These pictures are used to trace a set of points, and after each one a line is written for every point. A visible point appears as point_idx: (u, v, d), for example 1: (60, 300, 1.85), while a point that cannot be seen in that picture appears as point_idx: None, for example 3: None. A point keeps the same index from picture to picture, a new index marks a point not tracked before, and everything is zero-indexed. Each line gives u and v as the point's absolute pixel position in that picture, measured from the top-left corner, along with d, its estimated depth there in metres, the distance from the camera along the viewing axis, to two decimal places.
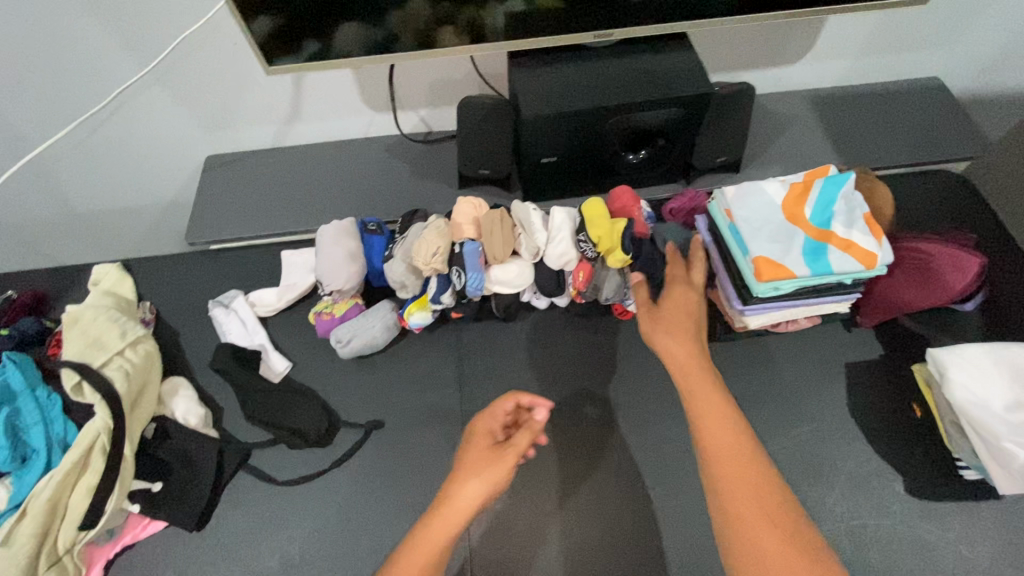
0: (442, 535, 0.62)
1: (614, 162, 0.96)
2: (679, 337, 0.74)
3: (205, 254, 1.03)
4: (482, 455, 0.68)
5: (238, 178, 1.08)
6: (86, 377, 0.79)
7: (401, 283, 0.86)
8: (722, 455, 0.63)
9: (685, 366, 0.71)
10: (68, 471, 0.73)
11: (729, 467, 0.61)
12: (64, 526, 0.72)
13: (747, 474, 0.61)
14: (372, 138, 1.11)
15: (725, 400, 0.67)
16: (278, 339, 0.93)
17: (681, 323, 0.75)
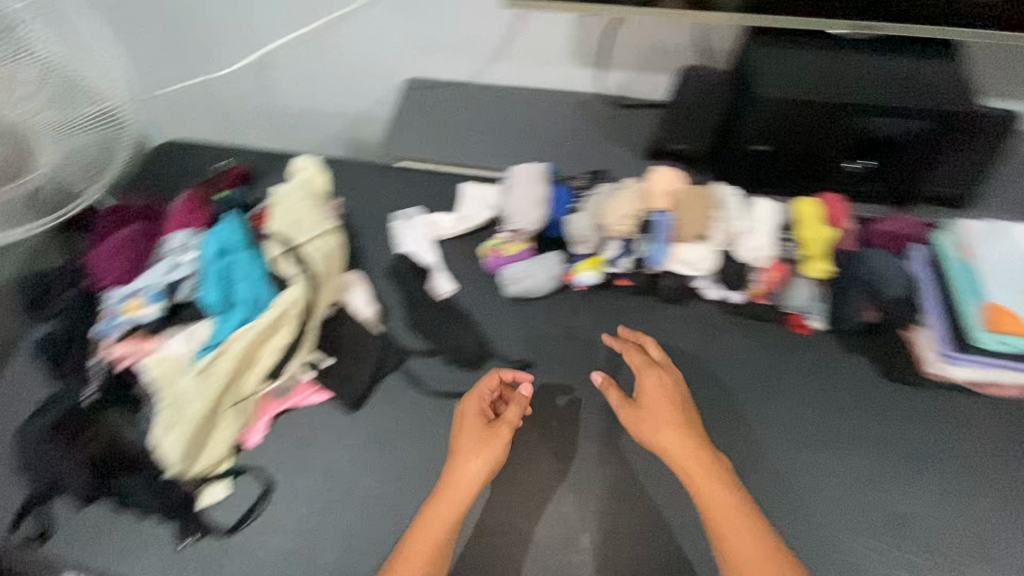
0: (436, 526, 0.69)
1: (829, 168, 0.89)
2: (666, 415, 0.72)
3: (393, 169, 1.09)
4: (464, 445, 0.73)
5: (435, 105, 1.12)
6: (287, 250, 0.89)
7: (581, 237, 0.85)
8: (703, 491, 0.67)
9: (664, 432, 0.71)
10: (266, 326, 0.81)
11: (719, 512, 0.65)
12: (252, 372, 0.82)
13: (722, 502, 0.66)
14: (566, 90, 1.09)
15: (688, 436, 0.71)
16: (446, 262, 0.97)
17: (662, 401, 0.73)
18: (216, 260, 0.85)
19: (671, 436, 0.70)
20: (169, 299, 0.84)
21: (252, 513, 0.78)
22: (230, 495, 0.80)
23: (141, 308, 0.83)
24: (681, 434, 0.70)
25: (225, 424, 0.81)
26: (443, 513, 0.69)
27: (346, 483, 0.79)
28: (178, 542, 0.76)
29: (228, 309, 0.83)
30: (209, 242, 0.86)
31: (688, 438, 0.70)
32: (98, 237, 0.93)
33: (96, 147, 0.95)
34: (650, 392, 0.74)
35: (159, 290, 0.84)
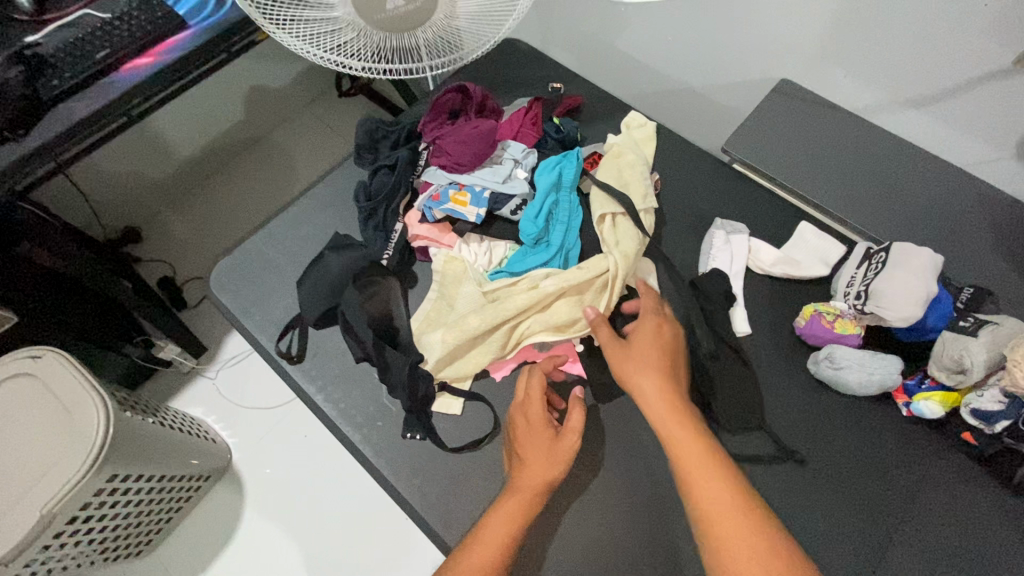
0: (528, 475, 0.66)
1: None
2: (649, 357, 0.67)
3: (724, 169, 0.96)
4: (539, 443, 0.69)
5: (801, 120, 0.95)
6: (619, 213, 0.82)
7: (963, 368, 0.68)
8: (689, 466, 0.59)
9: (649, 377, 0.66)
10: (576, 283, 0.77)
11: (702, 482, 0.57)
12: (537, 318, 0.78)
13: (704, 467, 0.59)
14: (969, 174, 0.89)
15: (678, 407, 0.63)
16: (748, 298, 0.85)
17: (658, 349, 0.68)
18: (549, 192, 0.81)
19: (654, 385, 0.65)
20: (489, 208, 0.81)
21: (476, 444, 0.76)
22: (460, 414, 0.79)
23: (464, 204, 0.80)
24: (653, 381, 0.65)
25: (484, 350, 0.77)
26: (523, 492, 0.65)
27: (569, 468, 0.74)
28: (406, 433, 0.77)
29: (536, 246, 0.80)
30: (544, 171, 0.82)
31: (665, 383, 0.65)
32: (435, 106, 0.90)
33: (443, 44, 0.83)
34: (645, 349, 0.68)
35: (485, 196, 0.81)
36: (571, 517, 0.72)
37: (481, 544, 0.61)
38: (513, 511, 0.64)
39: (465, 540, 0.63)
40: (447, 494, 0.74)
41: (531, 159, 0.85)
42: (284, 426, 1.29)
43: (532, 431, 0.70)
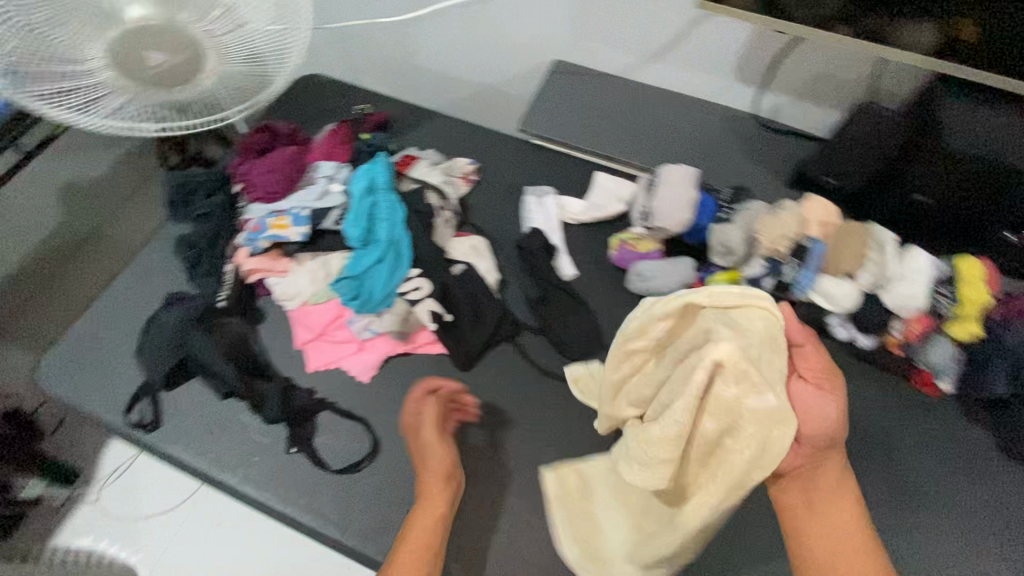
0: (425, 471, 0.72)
1: (985, 228, 0.86)
2: (827, 375, 0.64)
3: (527, 145, 1.08)
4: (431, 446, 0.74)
5: (578, 91, 1.11)
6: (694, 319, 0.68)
7: (730, 249, 0.83)
8: (811, 472, 0.66)
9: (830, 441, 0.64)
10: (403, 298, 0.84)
11: (842, 520, 0.63)
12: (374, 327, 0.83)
13: (842, 502, 0.65)
14: (714, 103, 1.09)
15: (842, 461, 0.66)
16: (570, 246, 0.97)
17: (814, 377, 0.64)
18: (364, 195, 0.86)
19: (834, 412, 0.63)
20: (312, 225, 0.85)
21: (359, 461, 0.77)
22: (337, 424, 0.80)
23: (285, 227, 0.84)
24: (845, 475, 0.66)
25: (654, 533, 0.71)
26: (439, 499, 0.70)
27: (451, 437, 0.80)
28: (290, 449, 0.77)
29: (366, 246, 0.85)
30: (357, 179, 0.87)
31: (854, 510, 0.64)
32: (244, 149, 0.94)
33: (246, 77, 0.76)
34: (810, 410, 0.63)
35: (304, 214, 0.85)
36: (463, 479, 0.77)
37: (410, 541, 0.67)
38: (432, 509, 0.69)
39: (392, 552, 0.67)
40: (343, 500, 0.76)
41: (343, 173, 0.90)
42: (185, 525, 1.12)
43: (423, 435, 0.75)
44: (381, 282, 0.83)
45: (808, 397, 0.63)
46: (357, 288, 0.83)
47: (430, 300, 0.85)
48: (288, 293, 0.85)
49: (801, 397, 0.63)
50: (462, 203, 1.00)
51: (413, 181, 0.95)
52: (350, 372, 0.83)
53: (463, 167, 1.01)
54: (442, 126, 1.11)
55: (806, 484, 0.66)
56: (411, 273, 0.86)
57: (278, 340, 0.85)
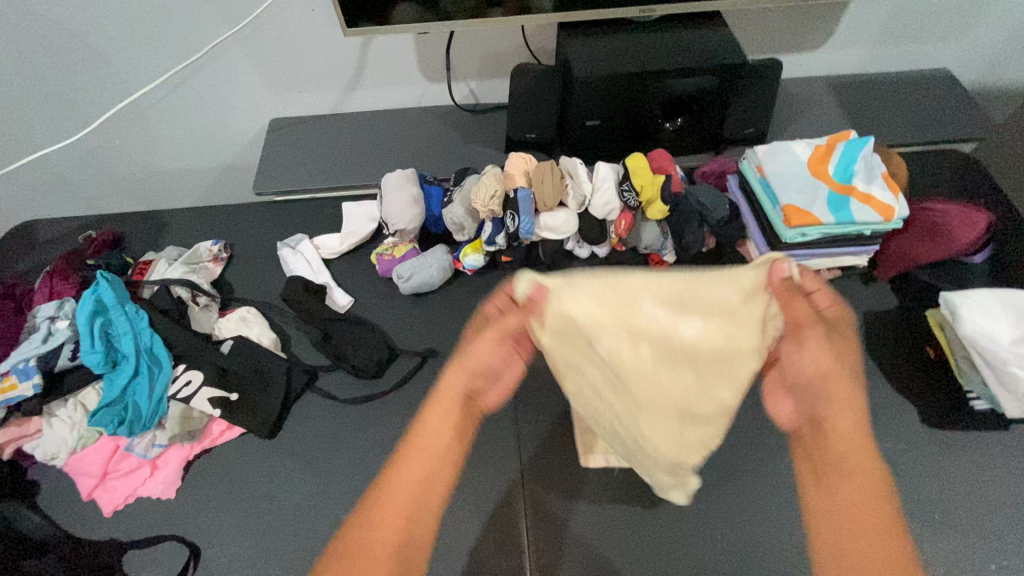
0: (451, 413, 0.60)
1: (653, 128, 1.04)
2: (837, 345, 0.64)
3: (272, 205, 1.11)
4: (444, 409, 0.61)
5: (301, 139, 1.16)
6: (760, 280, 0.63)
7: (459, 224, 0.94)
8: (829, 419, 0.59)
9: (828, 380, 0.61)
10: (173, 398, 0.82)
11: (860, 495, 0.55)
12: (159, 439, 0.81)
13: (855, 446, 0.57)
14: (425, 108, 1.20)
15: (853, 398, 0.60)
16: (340, 278, 1.00)
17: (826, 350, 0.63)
18: (93, 318, 0.83)
19: (821, 357, 0.63)
20: (44, 370, 0.80)
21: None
22: (152, 553, 0.76)
23: (13, 386, 0.78)
24: (859, 408, 0.59)
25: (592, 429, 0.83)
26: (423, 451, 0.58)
27: (280, 504, 0.79)
28: None
29: (116, 367, 0.82)
30: (81, 306, 0.83)
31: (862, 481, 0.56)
32: None
33: None
34: (800, 368, 0.63)
35: (30, 365, 0.79)
36: (303, 537, 0.77)
37: (390, 504, 0.55)
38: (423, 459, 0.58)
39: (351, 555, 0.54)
40: None
41: (68, 307, 0.85)
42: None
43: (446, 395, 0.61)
44: (144, 394, 0.81)
45: (800, 360, 0.63)
46: (120, 411, 0.79)
47: (205, 388, 0.83)
48: (48, 452, 0.79)
49: (796, 354, 0.64)
50: (222, 284, 0.99)
51: (152, 284, 0.92)
52: (152, 495, 0.79)
53: (208, 250, 1.00)
54: (181, 221, 1.09)
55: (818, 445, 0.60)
56: (177, 371, 0.85)
57: (61, 503, 0.79)
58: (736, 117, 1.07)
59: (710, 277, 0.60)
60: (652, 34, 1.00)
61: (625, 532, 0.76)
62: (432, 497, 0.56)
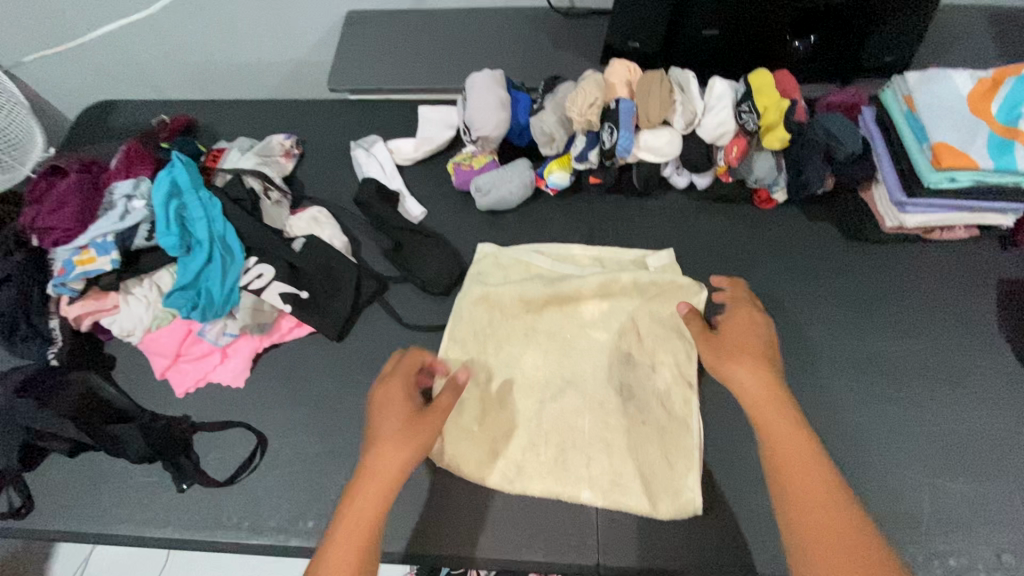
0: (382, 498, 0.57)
1: (777, 48, 0.91)
2: (744, 351, 0.65)
3: (345, 104, 1.05)
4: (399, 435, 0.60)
5: (377, 34, 1.08)
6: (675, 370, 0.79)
7: (549, 135, 0.84)
8: (769, 430, 0.59)
9: (746, 390, 0.62)
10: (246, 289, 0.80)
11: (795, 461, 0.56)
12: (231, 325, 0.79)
13: (797, 467, 0.56)
14: (513, 9, 1.09)
15: (783, 400, 0.60)
16: (413, 187, 0.95)
17: (746, 344, 0.66)
18: (168, 199, 0.80)
19: (747, 375, 0.63)
20: (122, 248, 0.78)
21: (250, 463, 0.75)
22: (220, 438, 0.77)
23: (92, 260, 0.77)
24: (779, 411, 0.59)
25: (632, 346, 0.80)
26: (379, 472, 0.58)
27: (344, 407, 0.78)
28: (180, 487, 0.73)
29: (190, 252, 0.80)
30: (157, 186, 0.80)
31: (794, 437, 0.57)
32: (32, 197, 0.85)
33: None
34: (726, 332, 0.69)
35: (109, 240, 0.78)
36: (367, 441, 0.76)
37: (350, 511, 0.56)
38: (376, 488, 0.57)
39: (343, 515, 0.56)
40: (251, 505, 0.72)
41: (143, 188, 0.83)
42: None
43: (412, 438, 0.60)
44: (216, 281, 0.79)
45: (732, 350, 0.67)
46: (194, 296, 0.78)
47: (275, 283, 0.81)
48: (125, 328, 0.79)
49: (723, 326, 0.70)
50: (293, 181, 0.95)
51: (225, 172, 0.89)
52: (222, 381, 0.79)
53: (280, 143, 0.95)
54: (253, 112, 1.04)
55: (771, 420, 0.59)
56: (248, 264, 0.82)
57: (138, 380, 0.80)
58: (880, 39, 0.91)
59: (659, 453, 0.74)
60: None
61: (668, 467, 0.73)
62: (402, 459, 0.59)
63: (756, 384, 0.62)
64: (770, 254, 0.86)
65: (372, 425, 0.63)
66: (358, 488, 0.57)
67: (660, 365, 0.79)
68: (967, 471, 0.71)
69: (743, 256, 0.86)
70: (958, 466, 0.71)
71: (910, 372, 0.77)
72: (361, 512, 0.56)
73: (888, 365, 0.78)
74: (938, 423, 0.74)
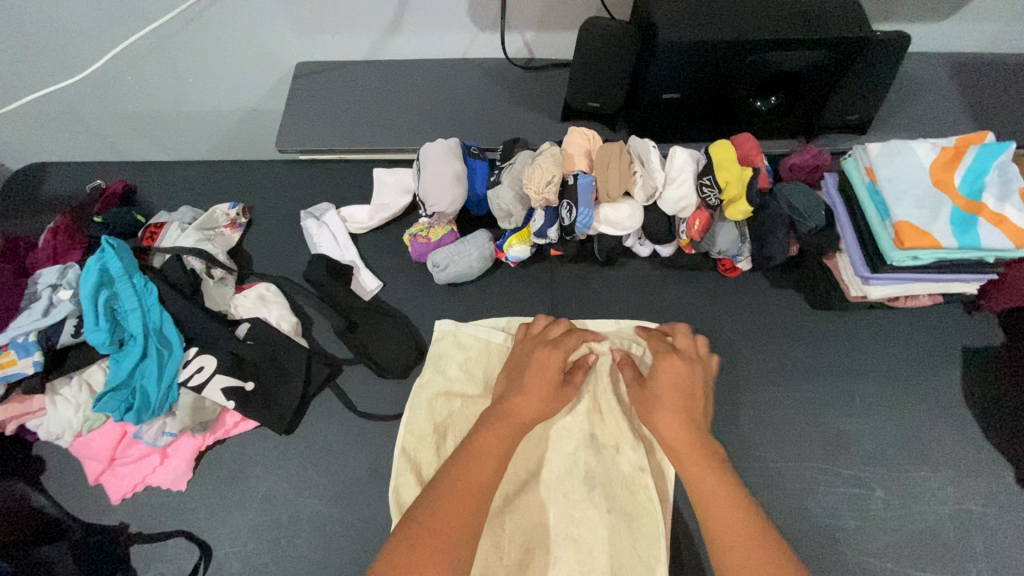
0: (468, 513, 0.60)
1: (739, 108, 0.89)
2: (668, 404, 0.69)
3: (296, 164, 0.99)
4: (541, 382, 0.72)
5: (329, 87, 1.02)
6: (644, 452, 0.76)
7: (507, 211, 0.80)
8: (696, 480, 0.63)
9: (674, 438, 0.67)
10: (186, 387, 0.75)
11: (712, 505, 0.61)
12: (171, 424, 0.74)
13: (725, 513, 0.60)
14: (471, 60, 1.05)
15: (702, 448, 0.65)
16: (368, 257, 0.90)
17: (674, 392, 0.70)
18: (97, 290, 0.74)
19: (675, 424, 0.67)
20: (46, 346, 0.72)
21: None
22: (160, 551, 0.72)
23: (12, 362, 0.71)
24: (676, 424, 0.67)
25: (599, 428, 0.77)
26: (507, 421, 0.69)
27: (294, 509, 0.73)
28: None
29: (122, 346, 0.75)
30: (85, 275, 0.75)
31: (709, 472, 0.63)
32: None
33: None
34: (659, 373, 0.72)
35: (31, 339, 0.72)
36: (318, 547, 0.71)
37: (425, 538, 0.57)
38: (502, 431, 0.68)
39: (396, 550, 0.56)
40: None
41: (71, 275, 0.77)
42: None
43: (548, 390, 0.71)
44: (153, 379, 0.74)
45: (657, 408, 0.69)
46: (127, 396, 0.73)
47: (217, 376, 0.76)
48: (52, 432, 0.73)
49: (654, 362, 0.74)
50: (240, 254, 0.90)
51: (163, 253, 0.83)
52: (161, 484, 0.74)
53: (225, 214, 0.90)
54: (197, 175, 0.99)
55: (693, 474, 0.64)
56: (188, 355, 0.77)
57: (69, 487, 0.75)
58: (841, 100, 0.89)
59: (627, 545, 0.71)
60: None
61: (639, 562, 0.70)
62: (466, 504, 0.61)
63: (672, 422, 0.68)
64: (736, 325, 0.84)
65: (507, 394, 0.71)
66: (432, 522, 0.58)
67: (627, 446, 0.76)
68: (934, 557, 0.70)
69: (710, 328, 0.84)
70: (925, 552, 0.70)
71: (878, 450, 0.76)
72: (476, 460, 0.65)
73: (854, 443, 0.76)
74: (906, 506, 0.73)
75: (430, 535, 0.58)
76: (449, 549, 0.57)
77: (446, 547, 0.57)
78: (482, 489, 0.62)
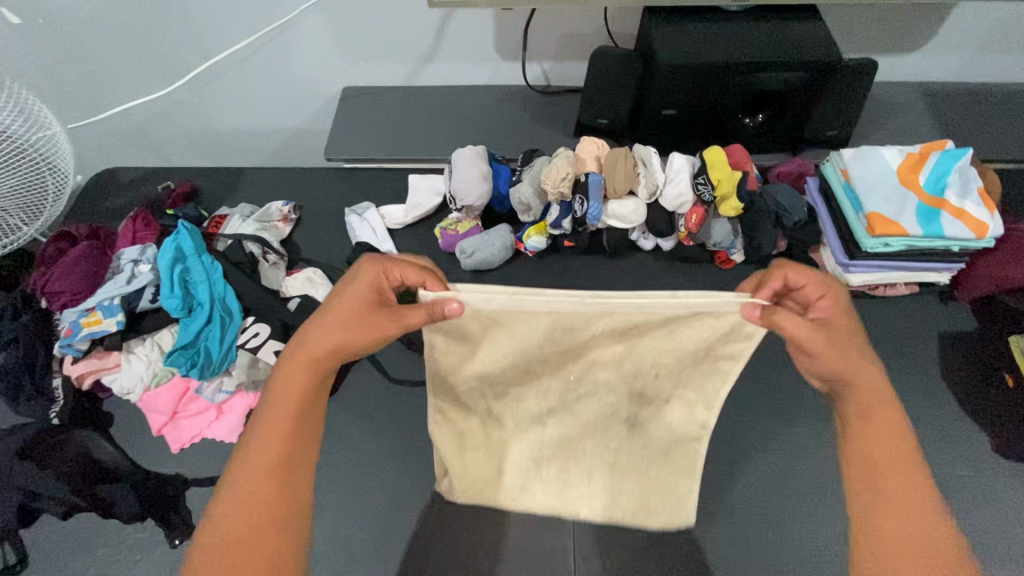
0: (277, 455, 0.60)
1: (730, 122, 1.02)
2: (848, 350, 0.61)
3: (341, 171, 1.13)
4: (342, 314, 0.63)
5: (372, 107, 1.17)
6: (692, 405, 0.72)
7: (526, 204, 0.92)
8: (881, 449, 0.60)
9: (853, 387, 0.62)
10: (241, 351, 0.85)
11: (904, 492, 0.58)
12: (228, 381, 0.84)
13: (911, 509, 0.57)
14: (496, 85, 1.20)
15: (897, 419, 0.61)
16: (402, 248, 1.02)
17: (844, 328, 0.63)
18: (173, 264, 0.86)
19: (873, 382, 0.61)
20: (128, 310, 0.84)
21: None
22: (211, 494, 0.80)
23: (98, 321, 0.82)
24: (874, 388, 0.61)
25: (648, 388, 0.71)
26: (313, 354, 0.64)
27: (333, 459, 0.82)
28: (172, 543, 0.76)
29: (190, 313, 0.86)
30: (162, 252, 0.87)
31: (909, 466, 0.59)
32: (42, 263, 0.91)
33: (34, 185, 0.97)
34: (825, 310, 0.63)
35: (115, 303, 0.83)
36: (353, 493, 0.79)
37: (249, 479, 0.59)
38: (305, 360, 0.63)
39: (233, 496, 0.58)
40: None
41: (149, 253, 0.90)
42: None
43: (359, 320, 0.63)
44: (215, 341, 0.84)
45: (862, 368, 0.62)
46: (193, 354, 0.83)
47: (270, 341, 0.86)
48: (125, 386, 0.83)
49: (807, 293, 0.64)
50: (290, 244, 1.02)
51: (226, 238, 0.95)
52: (215, 436, 0.83)
53: (278, 210, 1.03)
54: (253, 179, 1.13)
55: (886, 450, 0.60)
56: (246, 323, 0.88)
57: (134, 437, 0.84)
58: (820, 116, 1.02)
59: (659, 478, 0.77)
60: (742, 24, 0.96)
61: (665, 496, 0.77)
62: (291, 452, 0.61)
63: (852, 364, 0.61)
64: None
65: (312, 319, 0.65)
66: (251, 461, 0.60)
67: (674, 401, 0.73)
68: None
69: None
70: None
71: None
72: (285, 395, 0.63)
73: None
74: None
75: (248, 482, 0.59)
76: (270, 494, 0.59)
77: (274, 487, 0.59)
78: (302, 421, 0.63)
